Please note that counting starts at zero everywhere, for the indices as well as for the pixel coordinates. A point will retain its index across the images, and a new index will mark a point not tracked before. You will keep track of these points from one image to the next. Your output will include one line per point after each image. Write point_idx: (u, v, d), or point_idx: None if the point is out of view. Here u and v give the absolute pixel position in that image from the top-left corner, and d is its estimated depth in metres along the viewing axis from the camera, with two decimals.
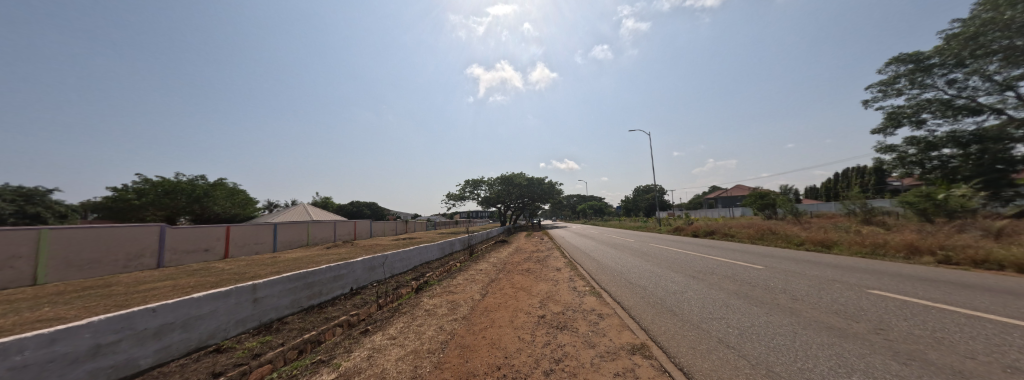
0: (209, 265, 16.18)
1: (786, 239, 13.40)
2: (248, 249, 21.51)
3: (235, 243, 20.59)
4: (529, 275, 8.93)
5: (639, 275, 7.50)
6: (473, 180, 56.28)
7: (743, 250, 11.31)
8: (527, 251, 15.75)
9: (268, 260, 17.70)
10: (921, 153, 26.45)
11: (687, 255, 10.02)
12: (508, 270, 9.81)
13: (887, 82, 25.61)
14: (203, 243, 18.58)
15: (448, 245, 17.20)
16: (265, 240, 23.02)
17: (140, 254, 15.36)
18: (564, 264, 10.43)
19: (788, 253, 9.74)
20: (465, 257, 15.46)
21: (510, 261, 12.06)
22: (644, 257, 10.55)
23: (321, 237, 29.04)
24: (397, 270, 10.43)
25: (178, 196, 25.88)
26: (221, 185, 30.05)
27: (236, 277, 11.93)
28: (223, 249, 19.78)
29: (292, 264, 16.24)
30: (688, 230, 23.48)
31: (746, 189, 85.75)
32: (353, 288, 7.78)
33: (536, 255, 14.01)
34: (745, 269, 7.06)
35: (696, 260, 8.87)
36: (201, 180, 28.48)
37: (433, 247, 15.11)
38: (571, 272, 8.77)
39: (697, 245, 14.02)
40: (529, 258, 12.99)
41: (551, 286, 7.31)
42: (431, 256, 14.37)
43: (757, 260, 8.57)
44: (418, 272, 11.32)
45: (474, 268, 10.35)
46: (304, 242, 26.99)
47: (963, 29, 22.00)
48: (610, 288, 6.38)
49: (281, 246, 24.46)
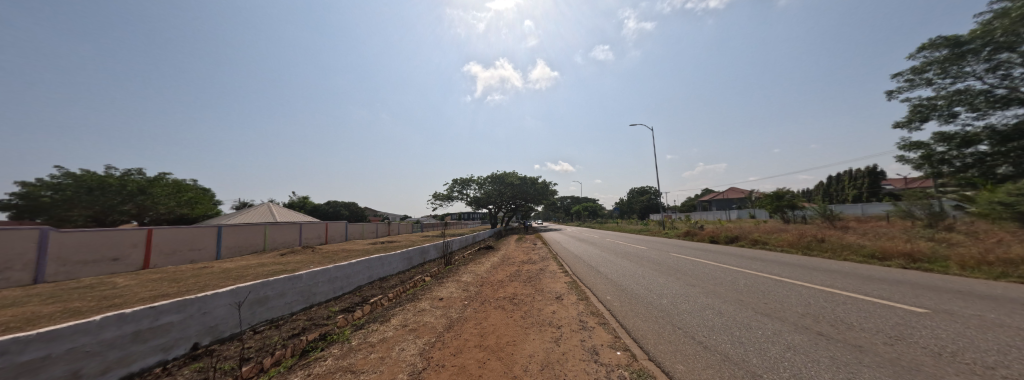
0: (105, 282, 12.36)
1: (853, 250, 10.38)
2: (178, 257, 17.77)
3: (161, 250, 16.84)
4: (515, 312, 5.61)
5: (702, 321, 4.29)
6: (462, 179, 52.92)
7: (805, 265, 8.30)
8: (515, 263, 12.41)
9: (191, 272, 14.06)
10: (952, 150, 24.08)
11: (745, 277, 6.83)
12: (484, 299, 6.45)
13: (919, 69, 24.25)
14: (112, 251, 14.86)
15: (418, 254, 13.78)
16: (205, 246, 19.31)
17: (5, 267, 11.55)
18: (567, 288, 7.17)
19: (894, 275, 6.63)
20: (437, 271, 12.04)
21: (490, 279, 8.71)
22: (680, 277, 7.37)
23: (281, 241, 25.30)
24: (322, 297, 7.05)
25: (110, 193, 21.94)
26: (162, 180, 25.90)
27: (98, 303, 8.27)
28: (143, 257, 16.04)
29: (216, 277, 12.58)
30: (703, 235, 20.34)
31: (742, 190, 84.11)
32: (203, 344, 4.35)
33: (526, 269, 10.71)
34: (912, 320, 3.76)
35: (773, 288, 5.69)
36: (140, 175, 24.56)
37: (396, 257, 11.72)
38: (581, 308, 5.54)
39: (731, 256, 10.95)
40: (516, 275, 9.65)
41: (549, 345, 3.98)
42: (390, 270, 11.02)
43: (870, 289, 5.38)
44: (357, 296, 7.88)
45: (436, 293, 6.99)
46: (257, 248, 23.16)
47: (1006, 11, 19.82)
48: (672, 365, 3.13)
49: (226, 253, 20.69)
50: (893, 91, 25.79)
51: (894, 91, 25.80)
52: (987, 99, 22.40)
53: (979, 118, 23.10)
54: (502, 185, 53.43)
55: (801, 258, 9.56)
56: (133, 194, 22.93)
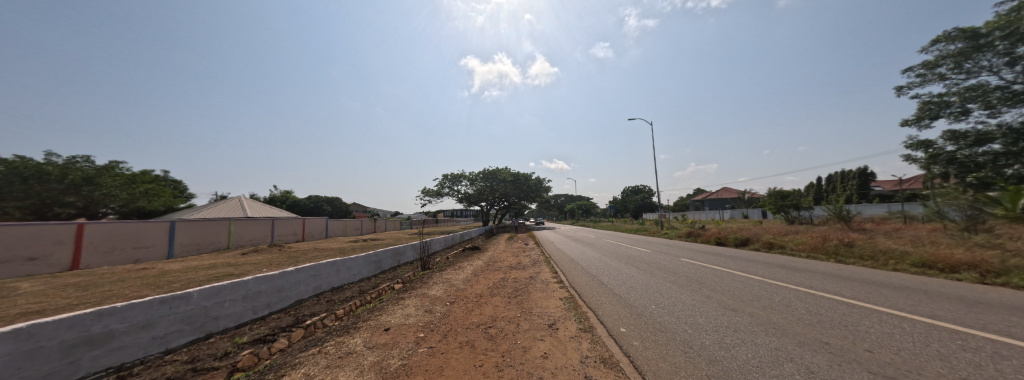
0: (4, 287, 10.18)
1: (899, 257, 8.78)
2: (120, 255, 15.61)
3: (96, 247, 14.68)
4: (489, 355, 3.77)
5: None
6: (453, 174, 51.18)
7: (855, 278, 6.70)
8: (501, 269, 10.57)
9: (121, 275, 11.98)
10: (963, 149, 22.98)
11: (797, 296, 5.15)
12: (449, 329, 4.62)
13: (932, 63, 23.53)
14: (29, 248, 12.66)
15: (389, 257, 11.87)
16: (154, 244, 17.15)
17: None
18: (564, 310, 5.43)
19: (994, 297, 5.00)
20: (410, 278, 10.16)
21: (466, 294, 6.88)
22: (708, 294, 5.69)
23: (249, 238, 23.16)
24: (232, 321, 5.15)
25: (50, 182, 19.50)
26: (110, 171, 23.34)
27: None
28: (71, 256, 13.86)
29: (141, 281, 10.44)
30: (708, 236, 18.81)
31: (735, 190, 83.62)
32: None
33: (513, 278, 8.93)
34: None
35: (856, 320, 3.98)
36: (84, 163, 22.04)
37: (360, 260, 9.79)
38: (586, 349, 3.78)
39: (750, 262, 9.36)
40: (501, 286, 7.91)
41: None
42: (352, 277, 9.19)
43: (1001, 324, 3.72)
44: (288, 317, 5.99)
45: (386, 316, 5.10)
46: (219, 245, 21.00)
47: None
48: None
49: (180, 251, 18.52)
50: (902, 86, 24.94)
51: (903, 86, 24.92)
52: (1003, 95, 21.46)
53: (992, 116, 22.19)
54: (494, 181, 51.81)
55: (840, 268, 7.98)
56: (77, 184, 20.53)
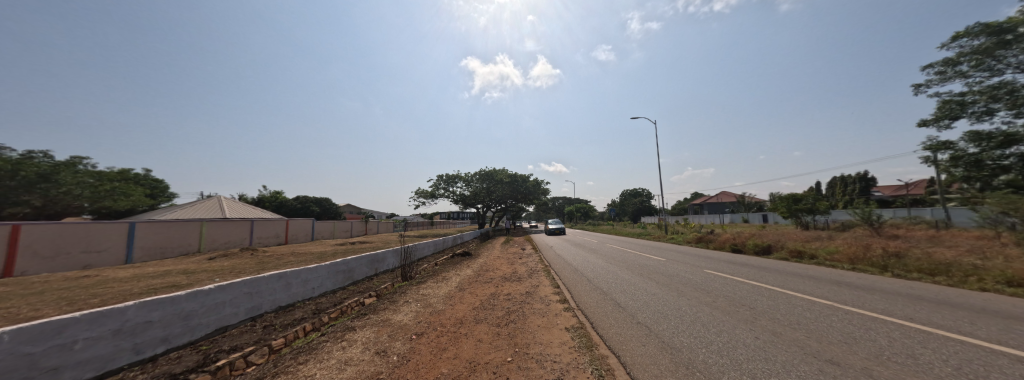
0: None
1: (978, 273, 7.17)
2: (66, 260, 13.84)
3: (36, 251, 12.93)
4: None
5: None
6: (448, 175, 49.51)
7: (953, 303, 5.10)
8: (492, 281, 8.94)
9: (49, 285, 10.20)
10: (987, 151, 21.55)
11: (914, 339, 3.55)
12: None
13: (951, 60, 22.26)
14: None
15: (363, 266, 10.21)
16: (108, 247, 15.37)
17: None
18: (574, 352, 3.81)
19: None
20: (384, 291, 8.53)
21: (443, 320, 5.26)
22: (771, 329, 4.12)
23: (223, 241, 21.37)
24: (84, 369, 3.46)
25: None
26: (70, 167, 21.44)
27: None
28: (3, 262, 12.12)
29: (61, 294, 8.68)
30: (721, 241, 17.32)
31: (735, 194, 82.37)
32: None
33: (506, 294, 7.33)
34: None
35: None
36: (41, 158, 20.15)
37: (323, 271, 8.14)
38: None
39: (790, 276, 7.77)
40: (490, 305, 6.32)
41: None
42: (309, 291, 7.53)
43: None
44: (191, 356, 4.33)
45: (311, 366, 3.45)
46: (187, 249, 19.16)
47: None
48: None
49: (141, 255, 16.76)
50: (920, 84, 23.73)
51: (921, 84, 23.73)
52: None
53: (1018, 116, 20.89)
54: (491, 183, 50.11)
55: (913, 286, 6.43)
56: (32, 181, 18.69)
